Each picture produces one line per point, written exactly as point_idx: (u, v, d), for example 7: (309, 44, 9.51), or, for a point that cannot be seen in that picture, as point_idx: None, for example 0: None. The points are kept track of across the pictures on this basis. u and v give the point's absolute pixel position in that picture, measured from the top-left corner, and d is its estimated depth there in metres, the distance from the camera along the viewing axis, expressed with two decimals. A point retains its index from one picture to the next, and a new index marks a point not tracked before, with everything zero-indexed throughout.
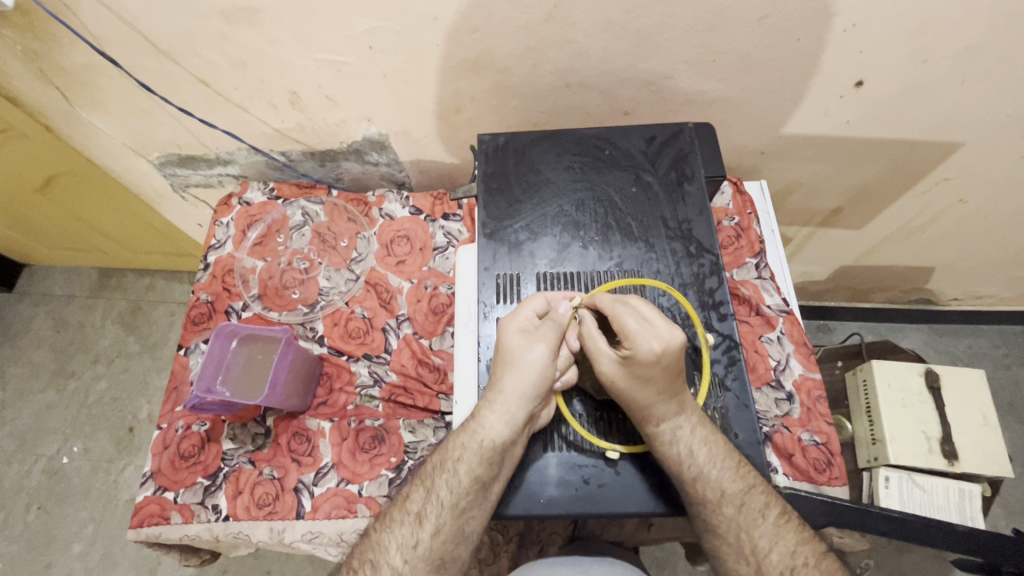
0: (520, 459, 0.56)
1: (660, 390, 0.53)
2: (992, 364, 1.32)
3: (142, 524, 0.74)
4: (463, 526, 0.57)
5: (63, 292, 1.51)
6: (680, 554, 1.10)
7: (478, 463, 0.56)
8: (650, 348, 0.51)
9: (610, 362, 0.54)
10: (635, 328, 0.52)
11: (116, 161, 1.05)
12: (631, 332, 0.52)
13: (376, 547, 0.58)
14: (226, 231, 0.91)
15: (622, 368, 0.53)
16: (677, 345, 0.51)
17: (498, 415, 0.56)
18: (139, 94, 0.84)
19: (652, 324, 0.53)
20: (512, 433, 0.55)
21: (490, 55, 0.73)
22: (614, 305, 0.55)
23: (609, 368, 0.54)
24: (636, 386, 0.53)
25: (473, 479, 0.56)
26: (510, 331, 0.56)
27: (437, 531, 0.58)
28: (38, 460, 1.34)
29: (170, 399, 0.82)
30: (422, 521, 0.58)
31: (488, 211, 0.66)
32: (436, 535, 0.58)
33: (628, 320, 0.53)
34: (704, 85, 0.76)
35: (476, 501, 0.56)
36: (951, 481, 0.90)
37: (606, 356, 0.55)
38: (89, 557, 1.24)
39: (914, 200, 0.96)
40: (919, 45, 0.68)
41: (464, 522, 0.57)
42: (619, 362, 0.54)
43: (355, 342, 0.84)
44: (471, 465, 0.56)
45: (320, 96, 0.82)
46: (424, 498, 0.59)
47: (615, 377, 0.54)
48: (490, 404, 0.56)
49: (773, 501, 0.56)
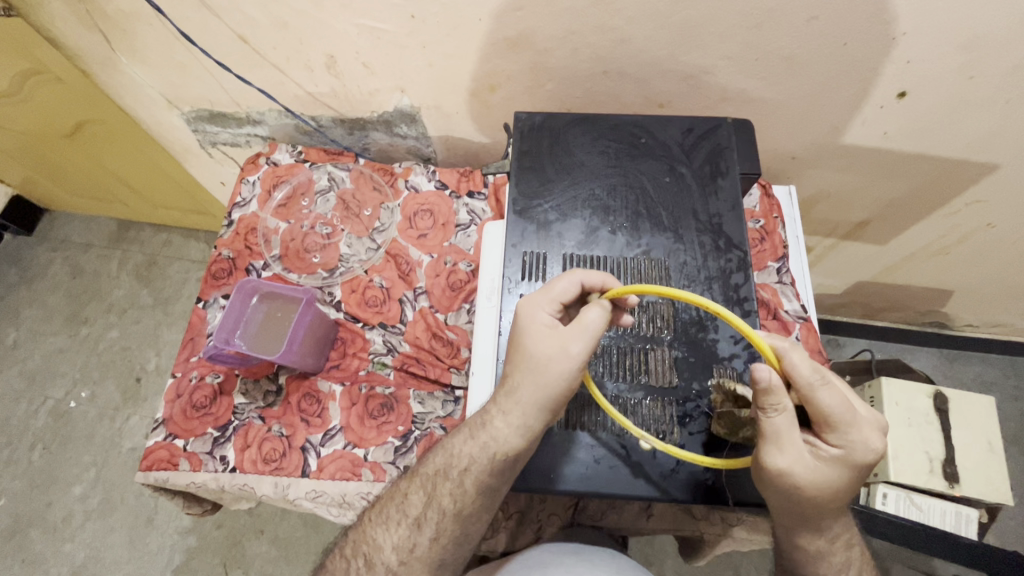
0: None
1: (815, 490, 0.48)
2: (1002, 394, 1.30)
3: (151, 468, 0.76)
4: None
5: (81, 240, 1.53)
6: (667, 552, 1.11)
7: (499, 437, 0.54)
8: (841, 438, 0.47)
9: (766, 442, 0.48)
10: (831, 406, 0.46)
11: (147, 112, 1.05)
12: (837, 422, 0.47)
13: (370, 545, 0.58)
14: (252, 190, 0.92)
15: (791, 474, 0.47)
16: (838, 422, 0.47)
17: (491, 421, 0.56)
18: (177, 45, 0.85)
19: (839, 417, 0.47)
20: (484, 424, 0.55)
21: (531, 35, 0.72)
22: (819, 392, 0.47)
23: (776, 459, 0.47)
24: (817, 481, 0.48)
25: (493, 465, 0.54)
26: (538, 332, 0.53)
27: (435, 538, 0.56)
28: (46, 402, 1.37)
29: (185, 349, 0.83)
30: (422, 527, 0.57)
31: (520, 188, 0.66)
32: (435, 542, 0.56)
33: (824, 395, 0.47)
34: (746, 84, 0.75)
35: (477, 508, 0.56)
36: (951, 503, 0.91)
37: (769, 434, 0.48)
38: (88, 500, 1.27)
39: (942, 220, 0.95)
40: (969, 60, 0.67)
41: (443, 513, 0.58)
42: (772, 425, 0.47)
43: (371, 310, 0.85)
44: (479, 476, 0.55)
45: (357, 63, 0.82)
46: (426, 503, 0.57)
47: (798, 473, 0.47)
48: (511, 389, 0.53)
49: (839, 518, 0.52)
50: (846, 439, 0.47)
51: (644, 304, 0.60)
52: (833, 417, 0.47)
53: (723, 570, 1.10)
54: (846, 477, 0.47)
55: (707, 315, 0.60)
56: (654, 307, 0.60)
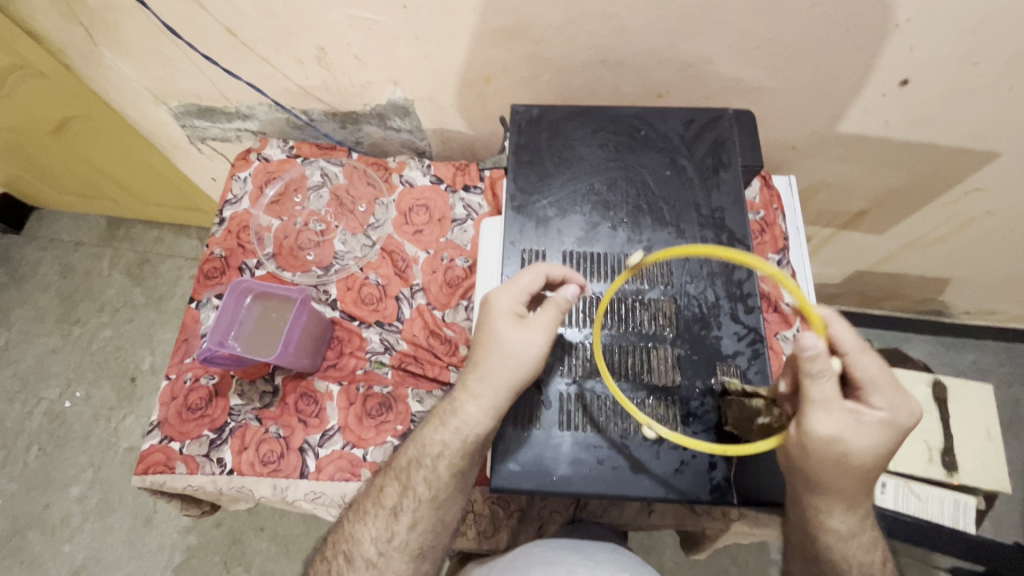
0: (510, 454, 0.56)
1: (862, 455, 0.47)
2: (998, 381, 1.31)
3: (147, 471, 0.75)
4: (440, 521, 0.58)
5: (71, 239, 1.51)
6: (668, 543, 1.12)
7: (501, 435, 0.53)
8: (885, 402, 0.47)
9: (816, 406, 0.46)
10: (872, 368, 0.48)
11: (133, 107, 1.03)
12: (876, 385, 0.48)
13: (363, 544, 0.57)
14: (243, 186, 0.90)
15: (840, 437, 0.46)
16: (881, 382, 0.48)
17: (485, 426, 0.55)
18: (162, 38, 0.82)
19: (880, 379, 0.48)
20: (479, 424, 0.55)
21: (527, 24, 0.70)
22: (861, 356, 0.47)
23: (828, 421, 0.46)
24: (867, 445, 0.47)
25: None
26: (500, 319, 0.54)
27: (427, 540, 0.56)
28: (40, 403, 1.35)
29: (179, 350, 0.82)
30: (416, 529, 0.57)
31: (518, 184, 0.64)
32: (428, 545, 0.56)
33: (865, 360, 0.48)
34: (746, 73, 0.74)
35: None
36: (949, 492, 0.92)
37: (817, 399, 0.46)
38: (86, 500, 1.26)
39: (942, 208, 0.94)
40: (973, 46, 0.66)
41: (442, 514, 0.57)
42: (820, 390, 0.46)
43: (368, 308, 0.84)
44: None
45: (349, 55, 0.80)
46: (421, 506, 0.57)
47: (846, 437, 0.46)
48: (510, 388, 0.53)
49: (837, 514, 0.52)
50: (888, 403, 0.47)
51: (646, 301, 0.59)
52: (874, 378, 0.48)
53: (723, 560, 1.10)
54: (888, 441, 0.47)
55: (710, 312, 0.59)
56: (656, 304, 0.59)
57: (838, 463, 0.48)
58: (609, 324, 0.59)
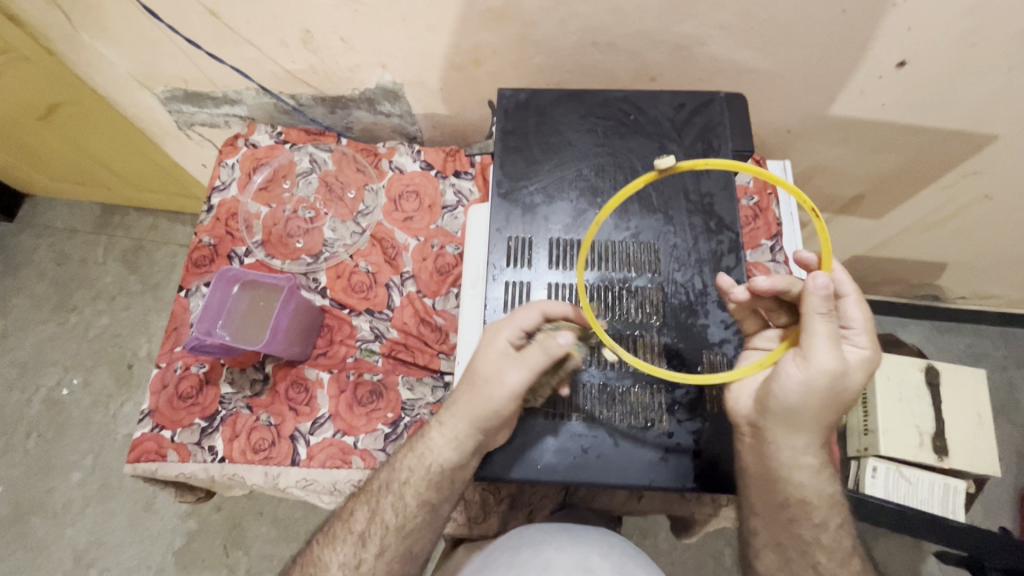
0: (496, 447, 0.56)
1: (841, 395, 0.49)
2: (993, 365, 1.31)
3: (139, 460, 0.75)
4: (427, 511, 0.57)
5: (64, 226, 1.50)
6: (663, 526, 1.13)
7: (490, 423, 0.54)
8: (863, 347, 0.50)
9: (821, 338, 0.46)
10: (859, 315, 0.50)
11: (120, 92, 1.01)
12: (860, 328, 0.50)
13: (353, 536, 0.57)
14: (230, 173, 0.89)
15: (837, 374, 0.47)
16: (866, 330, 0.50)
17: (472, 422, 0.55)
18: (145, 21, 0.80)
19: (861, 326, 0.50)
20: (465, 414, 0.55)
21: (516, 5, 0.68)
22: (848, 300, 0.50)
23: (828, 356, 0.46)
24: (850, 383, 0.48)
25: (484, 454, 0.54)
26: (487, 353, 0.54)
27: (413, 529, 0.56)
28: (38, 390, 1.36)
29: (169, 339, 0.82)
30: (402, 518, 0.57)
31: (504, 170, 0.63)
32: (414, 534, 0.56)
33: (852, 307, 0.50)
34: (741, 55, 0.72)
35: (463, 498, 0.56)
36: (938, 475, 0.92)
37: (820, 330, 0.46)
38: (87, 486, 1.27)
39: (939, 193, 0.93)
40: (972, 26, 0.64)
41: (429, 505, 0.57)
42: (824, 324, 0.46)
43: (358, 296, 0.83)
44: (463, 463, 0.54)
45: (335, 38, 0.78)
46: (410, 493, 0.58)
47: (841, 373, 0.47)
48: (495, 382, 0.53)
49: (818, 498, 0.53)
50: (864, 346, 0.50)
51: (633, 289, 0.59)
52: (860, 324, 0.50)
53: (716, 542, 1.11)
54: (862, 379, 0.49)
55: (697, 299, 0.58)
56: (643, 292, 0.59)
57: (819, 401, 0.48)
58: (597, 312, 0.59)
